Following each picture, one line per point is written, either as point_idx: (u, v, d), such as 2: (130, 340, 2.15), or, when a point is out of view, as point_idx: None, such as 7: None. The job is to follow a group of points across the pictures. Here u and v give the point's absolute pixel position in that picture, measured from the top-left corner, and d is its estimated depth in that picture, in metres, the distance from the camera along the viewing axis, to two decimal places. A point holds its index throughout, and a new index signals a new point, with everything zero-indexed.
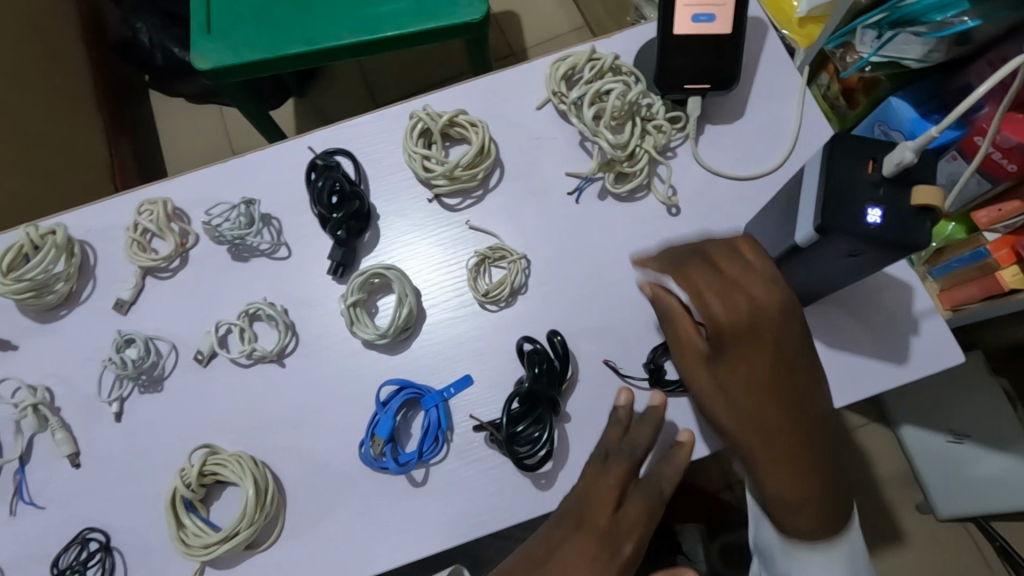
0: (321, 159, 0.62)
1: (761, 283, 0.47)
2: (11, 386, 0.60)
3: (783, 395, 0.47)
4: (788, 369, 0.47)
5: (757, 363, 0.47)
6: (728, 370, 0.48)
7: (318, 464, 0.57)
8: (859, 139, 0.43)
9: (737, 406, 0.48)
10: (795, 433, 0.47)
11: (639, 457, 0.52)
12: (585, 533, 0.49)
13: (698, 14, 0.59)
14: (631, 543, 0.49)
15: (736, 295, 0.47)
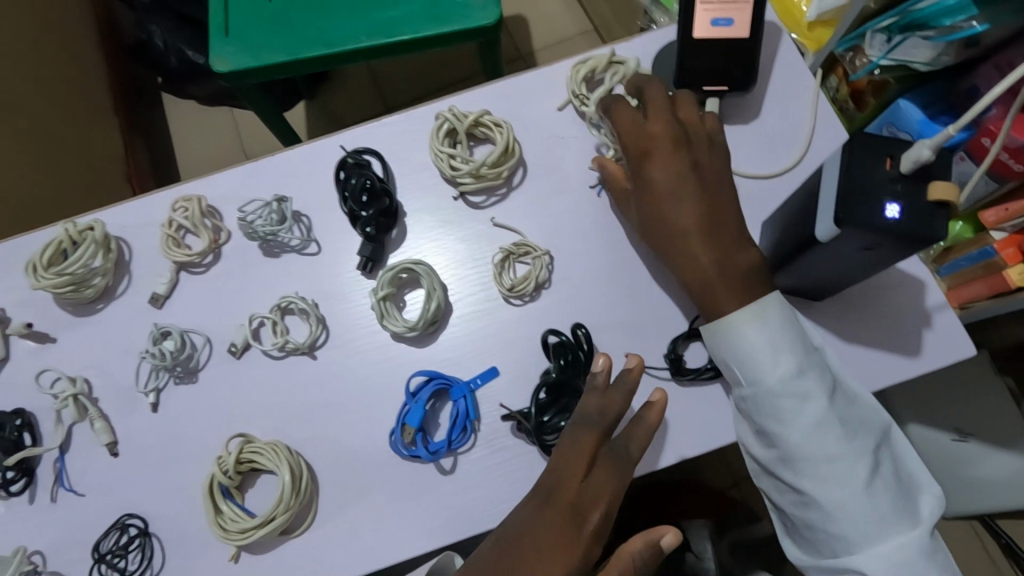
0: (351, 157, 0.64)
1: (664, 116, 0.58)
2: (50, 378, 0.62)
3: (690, 189, 0.56)
4: (694, 173, 0.56)
5: (662, 164, 0.56)
6: (647, 182, 0.57)
7: (348, 453, 0.59)
8: (878, 138, 0.45)
9: (656, 200, 0.57)
10: (700, 224, 0.55)
11: (609, 425, 0.53)
12: (555, 507, 0.50)
13: (717, 19, 0.61)
14: (600, 510, 0.50)
15: (643, 125, 0.58)
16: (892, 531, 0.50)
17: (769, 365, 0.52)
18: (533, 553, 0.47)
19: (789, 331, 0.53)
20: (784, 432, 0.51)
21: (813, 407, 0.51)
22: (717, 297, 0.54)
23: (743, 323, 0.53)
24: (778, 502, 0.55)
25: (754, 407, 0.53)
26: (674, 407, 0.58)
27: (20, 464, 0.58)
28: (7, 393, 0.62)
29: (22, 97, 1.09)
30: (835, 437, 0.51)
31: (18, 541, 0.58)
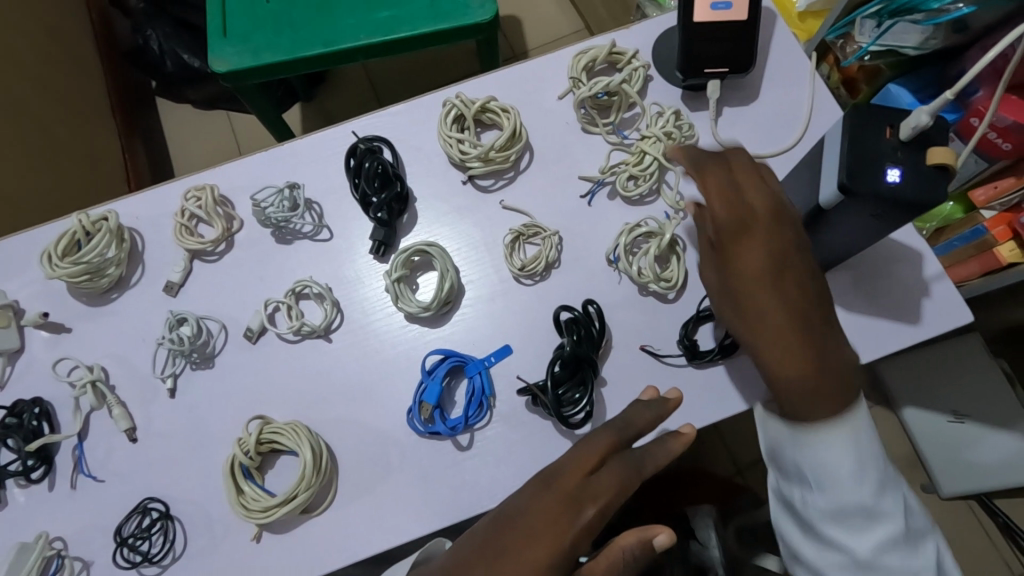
0: (362, 144, 0.65)
1: (760, 188, 0.51)
2: (68, 366, 0.63)
3: (784, 277, 0.50)
4: (787, 254, 0.51)
5: (754, 244, 0.50)
6: (730, 263, 0.51)
7: (367, 432, 0.60)
8: (877, 108, 0.47)
9: (745, 290, 0.51)
10: (794, 317, 0.50)
11: (629, 434, 0.50)
12: (552, 494, 0.45)
13: (716, 3, 0.63)
14: (598, 506, 0.44)
15: (740, 198, 0.51)
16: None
17: (857, 489, 0.50)
18: (521, 544, 0.42)
19: (871, 448, 0.51)
20: (851, 545, 0.50)
21: (884, 527, 0.50)
22: (808, 399, 0.50)
23: (829, 437, 0.50)
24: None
25: (823, 515, 0.51)
26: (686, 379, 0.60)
27: (39, 452, 0.59)
28: (23, 382, 0.63)
29: (22, 100, 1.09)
30: (900, 557, 0.50)
31: (38, 528, 0.58)
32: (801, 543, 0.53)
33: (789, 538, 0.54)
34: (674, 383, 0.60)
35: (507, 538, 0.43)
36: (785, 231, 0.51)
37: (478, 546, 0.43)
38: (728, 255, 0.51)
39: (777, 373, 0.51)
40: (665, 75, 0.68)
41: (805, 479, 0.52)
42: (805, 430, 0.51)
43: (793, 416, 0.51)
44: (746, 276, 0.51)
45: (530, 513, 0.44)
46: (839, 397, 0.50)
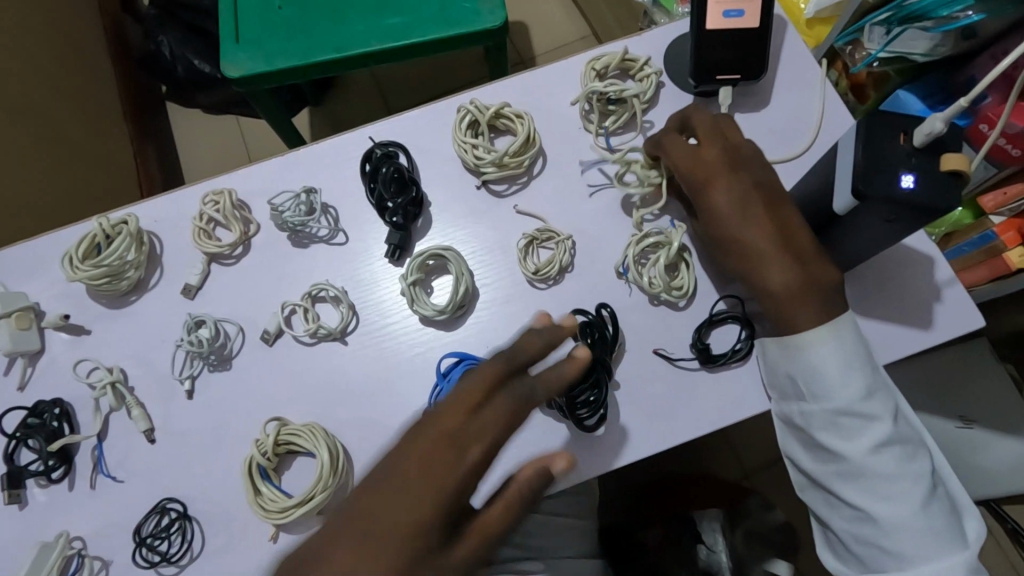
0: (378, 149, 0.66)
1: (723, 143, 0.58)
2: (88, 367, 0.63)
3: (757, 207, 0.56)
4: (756, 191, 0.56)
5: (724, 188, 0.56)
6: (708, 206, 0.57)
7: (383, 433, 0.60)
8: (889, 115, 0.48)
9: (725, 227, 0.56)
10: (773, 240, 0.55)
11: (518, 359, 0.45)
12: (431, 434, 0.41)
13: (728, 10, 0.64)
14: (482, 446, 0.41)
15: (707, 153, 0.58)
16: (943, 547, 0.51)
17: (843, 391, 0.53)
18: (403, 497, 0.39)
19: (857, 351, 0.54)
20: (845, 448, 0.52)
21: (876, 429, 0.52)
22: (790, 306, 0.54)
23: (814, 343, 0.54)
24: (826, 517, 0.56)
25: (817, 422, 0.54)
26: (700, 382, 0.60)
27: (59, 452, 0.60)
28: (44, 384, 0.63)
29: (35, 103, 1.10)
30: (895, 457, 0.52)
31: (58, 527, 0.59)
32: (804, 458, 0.56)
33: (793, 452, 0.57)
34: (687, 385, 0.60)
35: (393, 494, 0.39)
36: (750, 173, 0.57)
37: (347, 509, 0.39)
38: (706, 200, 0.57)
39: (762, 292, 0.55)
40: (677, 81, 0.69)
41: (798, 388, 0.55)
42: (791, 339, 0.55)
43: (777, 329, 0.56)
44: (724, 215, 0.56)
45: (412, 462, 0.40)
46: (819, 301, 0.54)
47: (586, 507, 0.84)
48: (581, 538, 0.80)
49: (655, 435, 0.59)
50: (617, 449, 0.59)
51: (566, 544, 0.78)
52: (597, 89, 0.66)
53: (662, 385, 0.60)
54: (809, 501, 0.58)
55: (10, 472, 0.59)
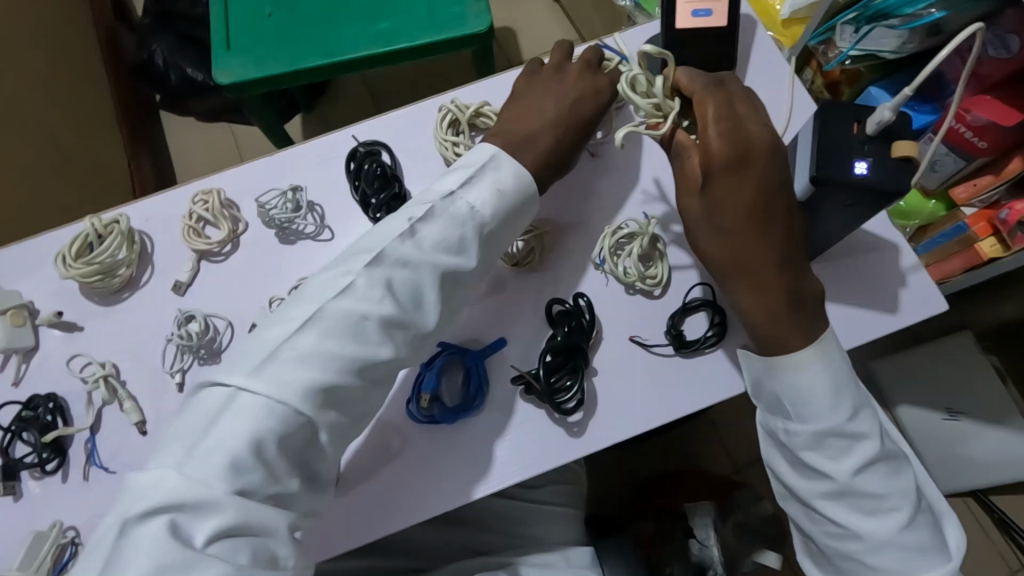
0: (362, 148, 0.69)
1: (758, 124, 0.56)
2: (80, 362, 0.65)
3: (762, 211, 0.55)
4: (779, 190, 0.55)
5: (755, 177, 0.55)
6: (718, 191, 0.56)
7: (368, 421, 0.62)
8: (843, 105, 0.50)
9: (732, 217, 0.56)
10: (772, 246, 0.56)
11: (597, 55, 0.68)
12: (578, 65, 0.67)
13: (696, 10, 0.66)
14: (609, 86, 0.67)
15: (737, 131, 0.55)
16: (926, 560, 0.52)
17: (829, 413, 0.53)
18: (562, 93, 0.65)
19: (841, 370, 0.54)
20: (834, 470, 0.53)
21: (863, 449, 0.53)
22: (777, 319, 0.55)
23: (798, 365, 0.54)
24: (811, 531, 0.57)
25: (805, 444, 0.54)
26: (674, 369, 0.62)
27: (53, 445, 0.61)
28: (39, 379, 0.65)
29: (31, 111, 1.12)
30: (881, 476, 0.53)
31: (52, 517, 0.61)
32: (790, 474, 0.56)
33: (780, 469, 0.57)
34: (662, 371, 0.62)
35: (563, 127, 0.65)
36: (783, 172, 0.55)
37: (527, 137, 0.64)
38: (718, 184, 0.55)
39: (742, 298, 0.57)
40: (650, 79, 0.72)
41: (785, 409, 0.55)
42: (781, 360, 0.55)
43: (768, 344, 0.56)
44: (739, 203, 0.55)
45: (562, 101, 0.65)
46: (807, 321, 0.55)
47: (574, 496, 0.86)
48: (568, 527, 0.82)
49: (632, 420, 0.61)
50: (596, 433, 0.61)
51: (553, 532, 0.79)
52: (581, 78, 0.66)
53: (637, 372, 0.62)
54: (792, 512, 0.59)
55: (5, 464, 0.60)
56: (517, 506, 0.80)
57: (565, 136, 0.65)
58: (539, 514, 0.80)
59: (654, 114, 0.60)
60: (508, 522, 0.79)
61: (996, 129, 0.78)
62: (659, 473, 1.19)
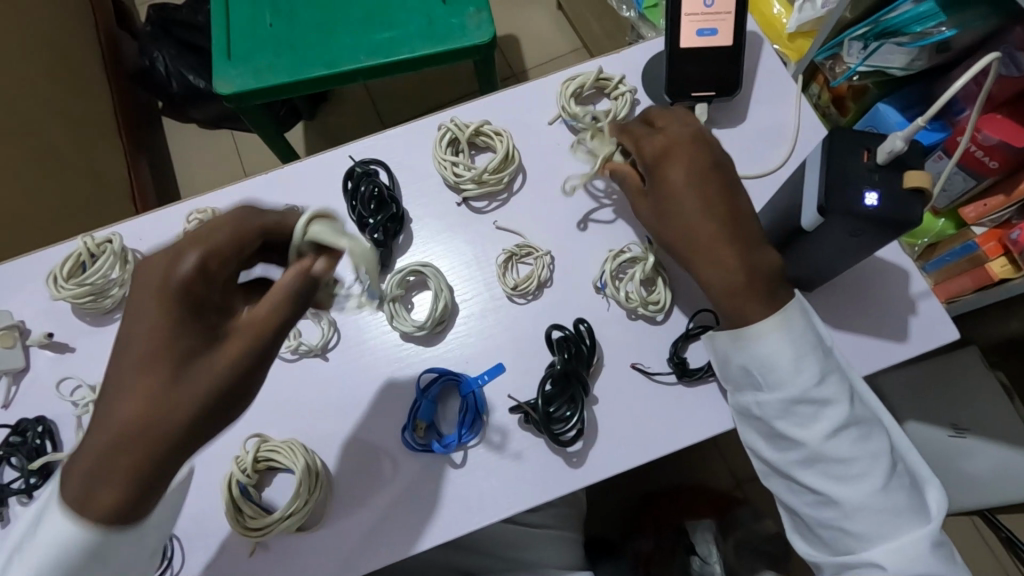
0: (359, 167, 0.67)
1: (682, 123, 0.58)
2: (71, 385, 0.64)
3: (710, 193, 0.55)
4: (711, 171, 0.55)
5: (682, 166, 0.56)
6: (664, 182, 0.56)
7: (363, 449, 0.61)
8: (853, 132, 0.49)
9: (680, 206, 0.55)
10: (725, 227, 0.54)
11: (190, 264, 0.41)
12: (148, 288, 0.40)
13: (702, 30, 0.65)
14: (197, 292, 0.41)
15: (660, 134, 0.58)
16: (905, 524, 0.51)
17: (794, 378, 0.52)
18: (133, 348, 0.39)
19: (807, 337, 0.53)
20: (803, 437, 0.52)
21: (830, 413, 0.52)
22: (742, 298, 0.54)
23: (765, 332, 0.53)
24: (789, 502, 0.56)
25: (774, 412, 0.53)
26: (678, 398, 0.61)
27: (41, 470, 0.60)
28: (29, 401, 0.64)
29: (33, 121, 1.12)
30: (852, 440, 0.52)
31: None
32: (763, 446, 0.56)
33: (754, 444, 0.57)
34: (666, 400, 0.61)
35: (158, 377, 0.39)
36: (710, 153, 0.56)
37: (84, 459, 0.39)
38: (661, 180, 0.56)
39: (710, 282, 0.55)
40: (655, 97, 0.70)
41: (753, 380, 0.55)
42: (743, 330, 0.54)
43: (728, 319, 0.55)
44: (679, 192, 0.55)
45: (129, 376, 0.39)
46: (769, 297, 0.54)
47: (572, 519, 0.84)
48: (565, 550, 0.80)
49: (634, 449, 0.60)
50: (596, 463, 0.59)
51: (551, 556, 0.78)
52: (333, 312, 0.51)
53: (640, 400, 0.61)
54: (772, 488, 0.57)
55: None
56: (514, 529, 0.78)
57: (168, 412, 0.39)
58: (536, 538, 0.79)
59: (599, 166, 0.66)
60: (504, 546, 0.78)
61: (1005, 149, 0.76)
62: (659, 491, 1.17)
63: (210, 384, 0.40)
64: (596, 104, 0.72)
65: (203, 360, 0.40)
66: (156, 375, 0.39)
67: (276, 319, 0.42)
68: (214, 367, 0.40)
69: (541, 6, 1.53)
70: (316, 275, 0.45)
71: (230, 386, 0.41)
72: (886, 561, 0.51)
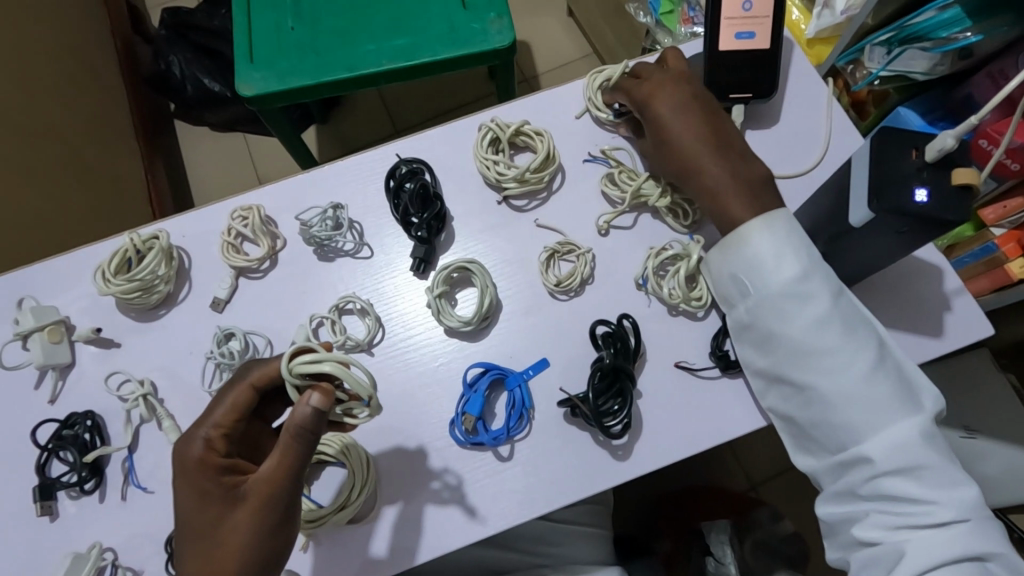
0: (404, 166, 0.69)
1: (661, 65, 0.65)
2: (118, 380, 0.65)
3: (693, 116, 0.61)
4: (694, 100, 0.62)
5: (667, 99, 0.62)
6: (649, 110, 0.63)
7: (411, 443, 0.61)
8: (903, 132, 0.50)
9: (669, 133, 0.62)
10: (707, 142, 0.60)
11: (202, 449, 0.51)
12: (181, 476, 0.51)
13: (740, 33, 0.68)
14: (219, 460, 0.51)
15: (641, 77, 0.65)
16: (895, 414, 0.51)
17: (777, 272, 0.54)
18: (194, 518, 0.50)
19: (793, 238, 0.55)
20: (788, 331, 0.54)
21: (813, 306, 0.53)
22: (733, 205, 0.58)
23: (750, 235, 0.56)
24: (783, 409, 0.56)
25: (761, 311, 0.55)
26: (721, 391, 0.62)
27: (91, 464, 0.60)
28: (74, 396, 0.64)
29: (56, 125, 1.12)
30: (837, 334, 0.52)
31: (90, 538, 0.60)
32: (754, 352, 0.57)
33: (747, 352, 0.58)
34: (709, 393, 0.62)
35: (209, 545, 0.50)
36: (691, 89, 0.63)
37: None
38: (647, 108, 0.63)
39: (698, 192, 0.61)
40: None
41: (742, 286, 0.56)
42: (732, 237, 0.57)
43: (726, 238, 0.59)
44: (665, 121, 0.62)
45: (202, 535, 0.50)
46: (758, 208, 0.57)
47: (600, 515, 0.84)
48: (596, 547, 0.81)
49: (678, 442, 0.61)
50: (641, 456, 0.60)
51: (581, 553, 0.78)
52: (359, 423, 0.53)
53: (683, 395, 0.62)
54: (769, 403, 0.58)
55: (42, 484, 0.60)
56: (545, 525, 0.78)
57: (249, 538, 0.49)
58: (567, 534, 0.79)
59: (635, 200, 0.67)
60: (532, 541, 0.78)
61: None
62: (676, 488, 1.18)
63: (245, 537, 0.49)
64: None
65: (232, 521, 0.50)
66: (213, 523, 0.50)
67: (276, 476, 0.49)
68: (242, 524, 0.50)
69: (553, 12, 1.55)
70: (316, 411, 0.48)
71: (263, 533, 0.50)
72: (876, 453, 0.51)
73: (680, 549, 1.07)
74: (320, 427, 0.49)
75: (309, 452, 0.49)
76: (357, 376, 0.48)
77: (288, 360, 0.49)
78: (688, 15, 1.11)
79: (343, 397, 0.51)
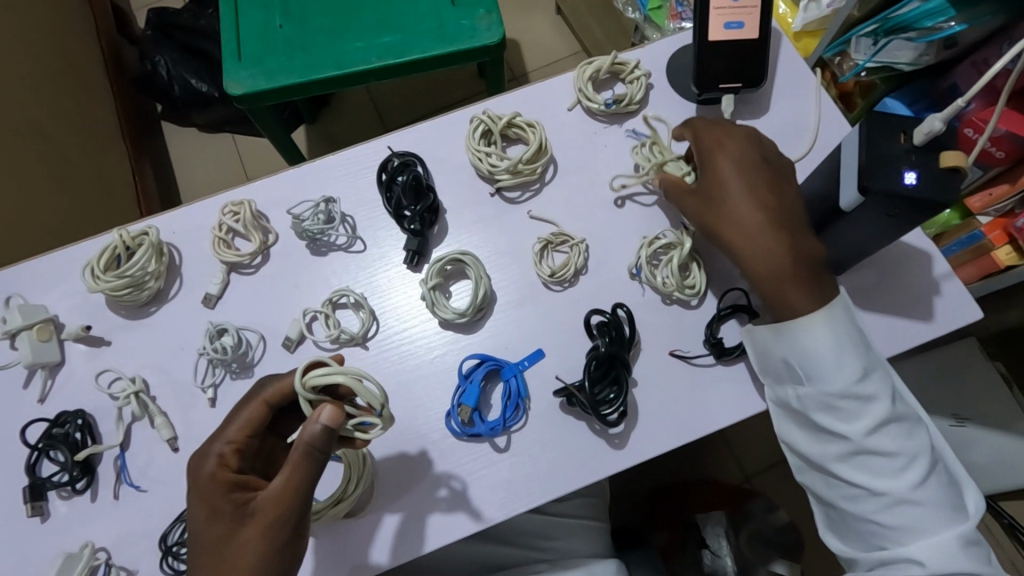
0: (396, 159, 0.68)
1: (737, 130, 0.63)
2: (109, 378, 0.64)
3: (757, 185, 0.59)
4: (759, 167, 0.60)
5: (730, 159, 0.60)
6: (713, 172, 0.61)
7: (407, 435, 0.61)
8: (891, 116, 0.51)
9: (723, 191, 0.59)
10: (766, 215, 0.58)
11: (212, 459, 0.51)
12: (195, 493, 0.51)
13: (728, 23, 0.68)
14: (232, 475, 0.51)
15: (718, 137, 0.62)
16: (943, 520, 0.53)
17: (835, 369, 0.54)
18: (201, 534, 0.50)
19: (851, 334, 0.55)
20: (844, 430, 0.54)
21: (872, 407, 0.54)
22: (789, 283, 0.56)
23: (807, 324, 0.55)
24: (826, 497, 0.57)
25: (815, 405, 0.55)
26: (716, 378, 0.62)
27: (82, 463, 0.60)
28: (65, 395, 0.64)
29: (39, 125, 1.11)
30: (894, 437, 0.54)
31: (82, 538, 0.59)
32: (803, 440, 0.58)
33: (794, 438, 0.58)
34: (704, 381, 0.62)
35: (214, 562, 0.49)
36: (757, 150, 0.61)
37: None
38: (712, 170, 0.61)
39: (750, 262, 0.57)
40: (681, 89, 0.73)
41: (794, 373, 0.57)
42: (785, 324, 0.56)
43: (772, 304, 0.58)
44: (725, 176, 0.60)
45: (208, 552, 0.49)
46: (801, 262, 0.56)
47: (596, 508, 0.84)
48: (593, 540, 0.80)
49: (674, 428, 0.61)
50: (637, 443, 0.60)
51: (578, 546, 0.78)
52: (371, 438, 0.51)
53: (679, 383, 0.62)
54: (809, 486, 0.59)
55: (32, 484, 0.59)
56: (540, 519, 0.78)
57: (255, 557, 0.49)
58: (564, 528, 0.79)
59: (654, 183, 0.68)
60: (530, 536, 0.78)
61: (1011, 139, 0.79)
62: (672, 482, 1.18)
63: (255, 558, 0.49)
64: (612, 89, 0.74)
65: (242, 538, 0.49)
66: (219, 541, 0.49)
67: (284, 492, 0.49)
68: (249, 543, 0.49)
69: (541, 9, 1.55)
70: (326, 428, 0.48)
71: (268, 551, 0.49)
72: (924, 556, 0.52)
73: (676, 543, 1.07)
74: (329, 445, 0.49)
75: (319, 469, 0.50)
76: (369, 389, 0.48)
77: (301, 375, 0.50)
78: (675, 11, 1.11)
79: (354, 411, 0.51)
